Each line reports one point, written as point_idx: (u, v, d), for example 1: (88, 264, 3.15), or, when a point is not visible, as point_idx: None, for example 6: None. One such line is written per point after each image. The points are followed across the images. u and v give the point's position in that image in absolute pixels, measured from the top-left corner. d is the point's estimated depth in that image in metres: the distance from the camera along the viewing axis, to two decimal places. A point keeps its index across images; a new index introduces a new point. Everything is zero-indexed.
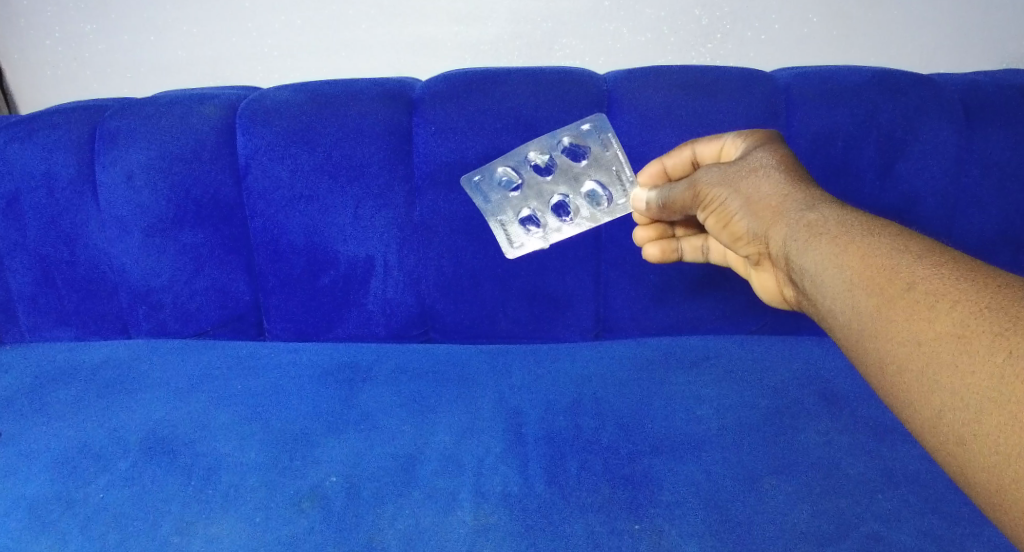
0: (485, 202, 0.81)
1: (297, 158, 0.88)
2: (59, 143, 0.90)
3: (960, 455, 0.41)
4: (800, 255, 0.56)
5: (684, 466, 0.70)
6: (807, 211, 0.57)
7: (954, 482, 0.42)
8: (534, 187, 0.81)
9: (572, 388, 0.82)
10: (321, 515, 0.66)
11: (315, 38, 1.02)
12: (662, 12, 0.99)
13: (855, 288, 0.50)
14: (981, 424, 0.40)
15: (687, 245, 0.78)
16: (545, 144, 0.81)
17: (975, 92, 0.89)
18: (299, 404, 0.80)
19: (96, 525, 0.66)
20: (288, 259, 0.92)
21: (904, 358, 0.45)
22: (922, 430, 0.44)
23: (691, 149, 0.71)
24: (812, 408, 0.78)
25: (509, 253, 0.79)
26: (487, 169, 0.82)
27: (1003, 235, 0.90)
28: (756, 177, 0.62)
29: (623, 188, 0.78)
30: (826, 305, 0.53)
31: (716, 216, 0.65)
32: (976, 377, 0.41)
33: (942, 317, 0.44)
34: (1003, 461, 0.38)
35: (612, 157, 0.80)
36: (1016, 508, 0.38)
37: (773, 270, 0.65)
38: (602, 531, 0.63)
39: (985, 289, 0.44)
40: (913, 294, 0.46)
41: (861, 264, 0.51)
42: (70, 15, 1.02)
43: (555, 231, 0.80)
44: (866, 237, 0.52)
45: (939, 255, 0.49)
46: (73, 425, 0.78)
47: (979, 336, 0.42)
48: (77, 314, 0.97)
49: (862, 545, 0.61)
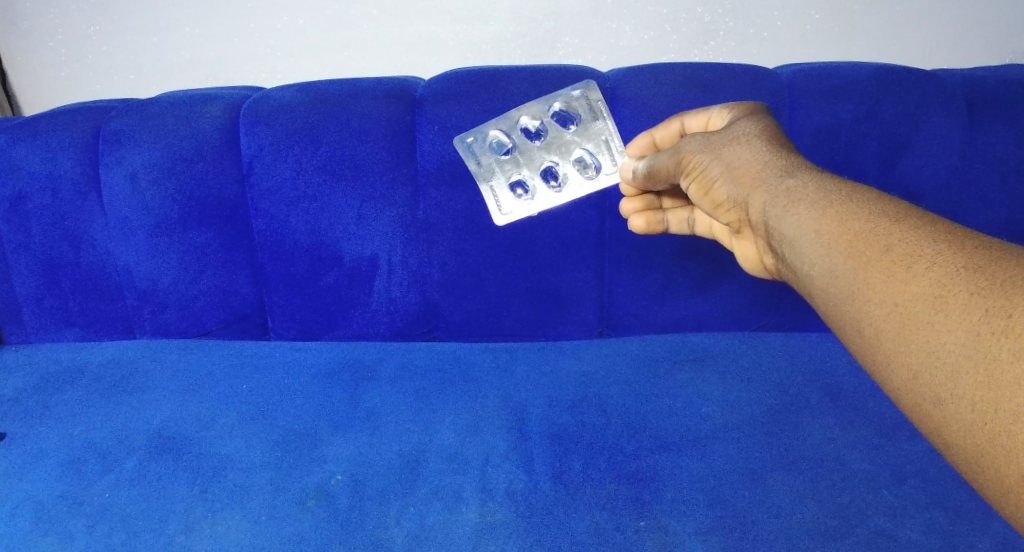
0: (476, 166, 0.79)
1: (300, 157, 0.89)
2: (63, 145, 0.90)
3: (938, 415, 0.41)
4: (779, 220, 0.56)
5: (688, 462, 0.70)
6: (786, 176, 0.57)
7: (931, 443, 0.42)
8: (524, 151, 0.79)
9: (576, 385, 0.82)
10: (326, 513, 0.66)
11: (317, 38, 1.02)
12: (663, 9, 0.99)
13: (832, 251, 0.50)
14: (958, 384, 0.40)
15: (671, 218, 0.79)
16: (536, 110, 0.81)
17: (977, 86, 0.89)
18: (304, 403, 0.81)
19: (102, 524, 0.66)
20: (292, 259, 0.93)
21: (881, 320, 0.45)
22: (900, 393, 0.44)
23: (679, 121, 0.73)
24: (817, 404, 0.78)
25: (498, 219, 0.78)
26: (479, 132, 0.80)
27: (1005, 230, 0.91)
28: (738, 146, 0.62)
29: (612, 157, 0.79)
30: (804, 270, 0.53)
31: (698, 184, 0.66)
32: (952, 337, 0.41)
33: (919, 277, 0.44)
34: (980, 419, 0.38)
35: (602, 125, 0.80)
36: (993, 466, 0.38)
37: (753, 238, 0.65)
38: (608, 528, 0.63)
39: (962, 250, 0.44)
40: (891, 256, 0.46)
41: (839, 227, 0.51)
42: (73, 16, 1.02)
43: (545, 197, 0.78)
44: (844, 202, 0.52)
45: (919, 218, 0.49)
46: (79, 426, 0.78)
47: (955, 295, 0.42)
48: (81, 315, 0.97)
49: (868, 541, 0.61)
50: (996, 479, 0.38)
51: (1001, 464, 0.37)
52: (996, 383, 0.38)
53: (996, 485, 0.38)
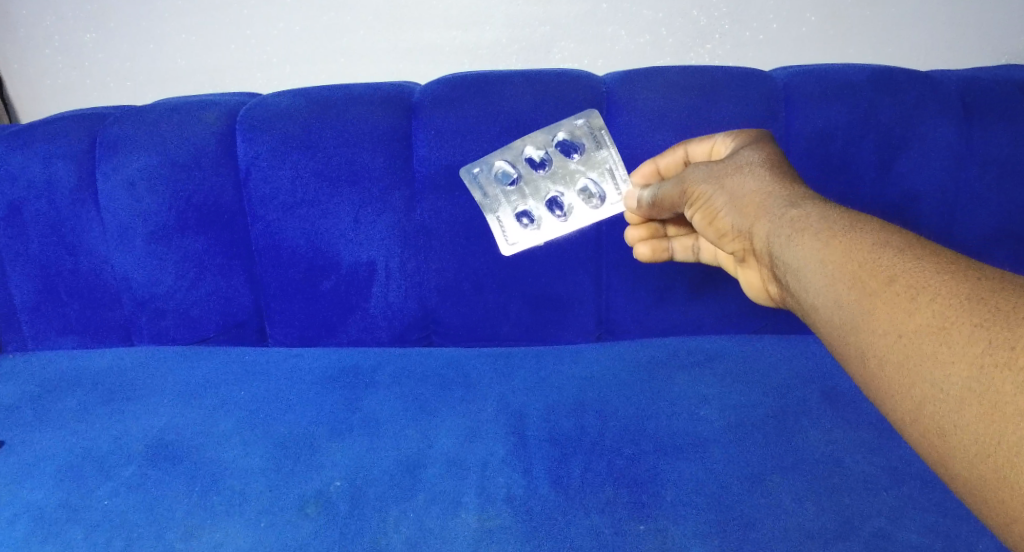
0: (482, 197, 0.81)
1: (297, 164, 0.88)
2: (61, 153, 0.90)
3: (942, 446, 0.43)
4: (784, 249, 0.57)
5: (687, 466, 0.70)
6: (790, 206, 0.59)
7: (934, 471, 0.44)
8: (530, 182, 0.81)
9: (573, 390, 0.82)
10: (325, 519, 0.66)
11: (314, 45, 1.02)
12: (658, 13, 0.99)
13: (836, 281, 0.52)
14: (961, 415, 0.42)
15: (676, 245, 0.80)
16: (541, 139, 0.82)
17: (974, 88, 0.89)
18: (303, 409, 0.81)
19: (102, 531, 0.66)
20: (290, 266, 0.93)
21: (886, 350, 0.47)
22: (904, 421, 0.46)
23: (684, 148, 0.75)
24: (816, 407, 0.78)
25: (505, 249, 0.80)
26: (484, 162, 0.82)
27: (1003, 231, 0.91)
28: (741, 175, 0.63)
29: (616, 185, 0.80)
30: (808, 299, 0.55)
31: (702, 213, 0.67)
32: (956, 369, 0.43)
33: (923, 309, 0.46)
34: (983, 448, 0.40)
35: (606, 154, 0.81)
36: (999, 498, 0.39)
37: (757, 266, 0.66)
38: (608, 533, 0.64)
39: (964, 281, 0.46)
40: (895, 287, 0.48)
41: (843, 258, 0.52)
42: (69, 24, 1.02)
43: (550, 227, 0.80)
44: (848, 232, 0.54)
45: (921, 248, 0.50)
46: (78, 434, 0.78)
47: (959, 327, 0.43)
48: (80, 322, 0.98)
49: (867, 543, 0.62)
50: (997, 508, 0.39)
51: (1004, 496, 0.39)
52: (1001, 414, 0.40)
53: (998, 513, 0.39)
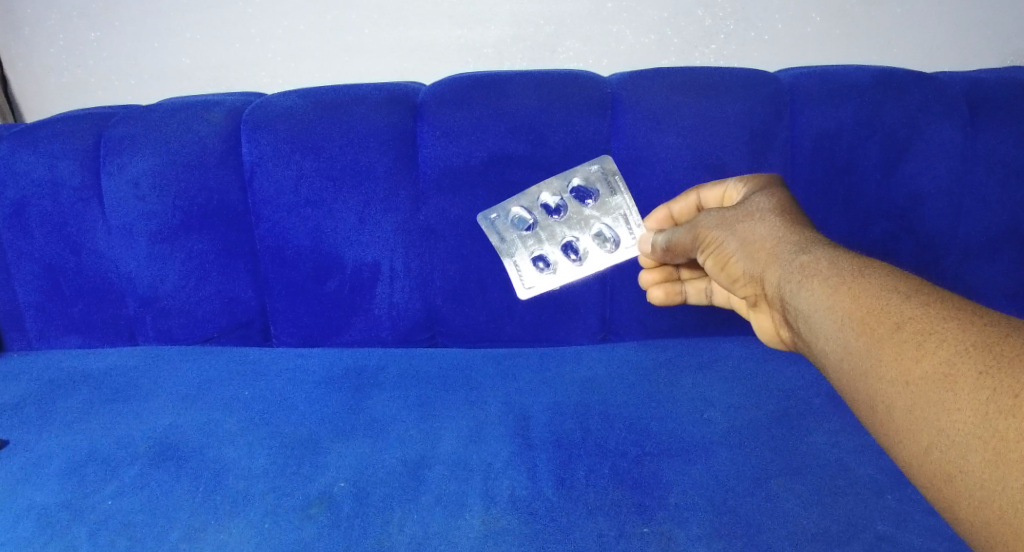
0: (499, 242, 0.84)
1: (302, 163, 0.88)
2: (66, 153, 0.90)
3: (948, 490, 0.44)
4: (794, 295, 0.59)
5: (692, 468, 0.70)
6: (799, 252, 0.60)
7: (942, 516, 0.45)
8: (545, 227, 0.84)
9: (578, 391, 0.82)
10: (329, 520, 0.66)
11: (318, 43, 1.02)
12: (663, 13, 0.99)
13: (845, 328, 0.53)
14: (967, 461, 0.42)
15: (691, 289, 0.85)
16: (556, 186, 0.84)
17: (979, 89, 0.89)
18: (307, 410, 0.80)
19: (105, 532, 0.66)
20: (294, 266, 0.92)
21: (894, 397, 0.48)
22: (912, 466, 0.46)
23: (697, 194, 0.79)
24: (821, 410, 0.78)
25: (522, 293, 0.83)
26: (502, 208, 0.85)
27: (1008, 233, 0.90)
28: (752, 222, 0.66)
29: (630, 230, 0.83)
30: (818, 345, 0.56)
31: (714, 259, 0.70)
32: (962, 415, 0.44)
33: (929, 356, 0.47)
34: (989, 493, 0.41)
35: (620, 200, 0.83)
36: (1003, 540, 0.40)
37: (770, 311, 0.67)
38: (612, 535, 0.63)
39: (970, 328, 0.47)
40: (902, 334, 0.49)
41: (851, 305, 0.53)
42: (73, 23, 1.02)
43: (566, 271, 0.83)
44: (856, 278, 0.55)
45: (928, 294, 0.51)
46: (81, 435, 0.78)
47: (965, 375, 0.45)
48: (84, 322, 0.97)
49: (873, 547, 0.61)
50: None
51: (1009, 541, 0.40)
52: (1006, 459, 0.40)
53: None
